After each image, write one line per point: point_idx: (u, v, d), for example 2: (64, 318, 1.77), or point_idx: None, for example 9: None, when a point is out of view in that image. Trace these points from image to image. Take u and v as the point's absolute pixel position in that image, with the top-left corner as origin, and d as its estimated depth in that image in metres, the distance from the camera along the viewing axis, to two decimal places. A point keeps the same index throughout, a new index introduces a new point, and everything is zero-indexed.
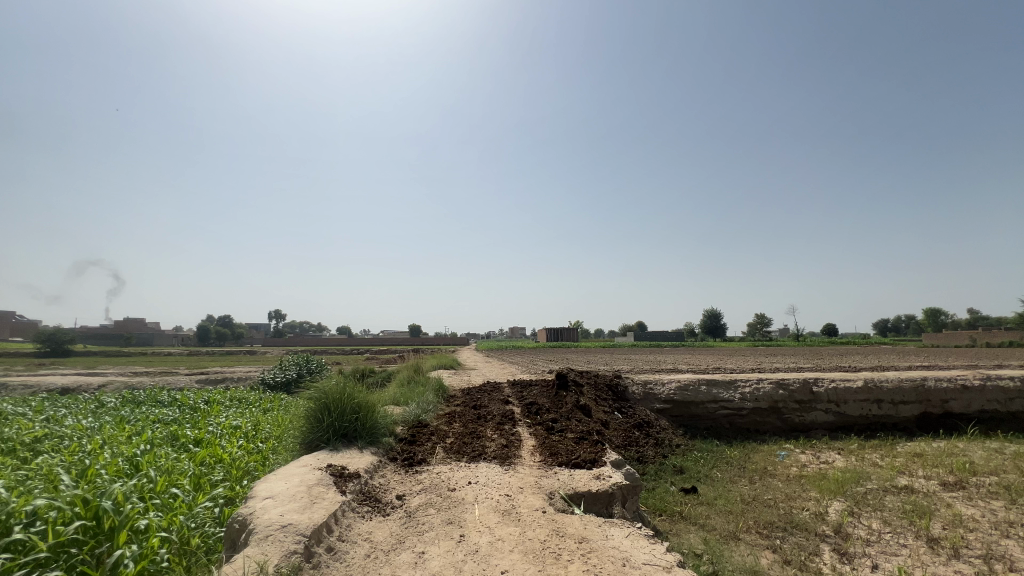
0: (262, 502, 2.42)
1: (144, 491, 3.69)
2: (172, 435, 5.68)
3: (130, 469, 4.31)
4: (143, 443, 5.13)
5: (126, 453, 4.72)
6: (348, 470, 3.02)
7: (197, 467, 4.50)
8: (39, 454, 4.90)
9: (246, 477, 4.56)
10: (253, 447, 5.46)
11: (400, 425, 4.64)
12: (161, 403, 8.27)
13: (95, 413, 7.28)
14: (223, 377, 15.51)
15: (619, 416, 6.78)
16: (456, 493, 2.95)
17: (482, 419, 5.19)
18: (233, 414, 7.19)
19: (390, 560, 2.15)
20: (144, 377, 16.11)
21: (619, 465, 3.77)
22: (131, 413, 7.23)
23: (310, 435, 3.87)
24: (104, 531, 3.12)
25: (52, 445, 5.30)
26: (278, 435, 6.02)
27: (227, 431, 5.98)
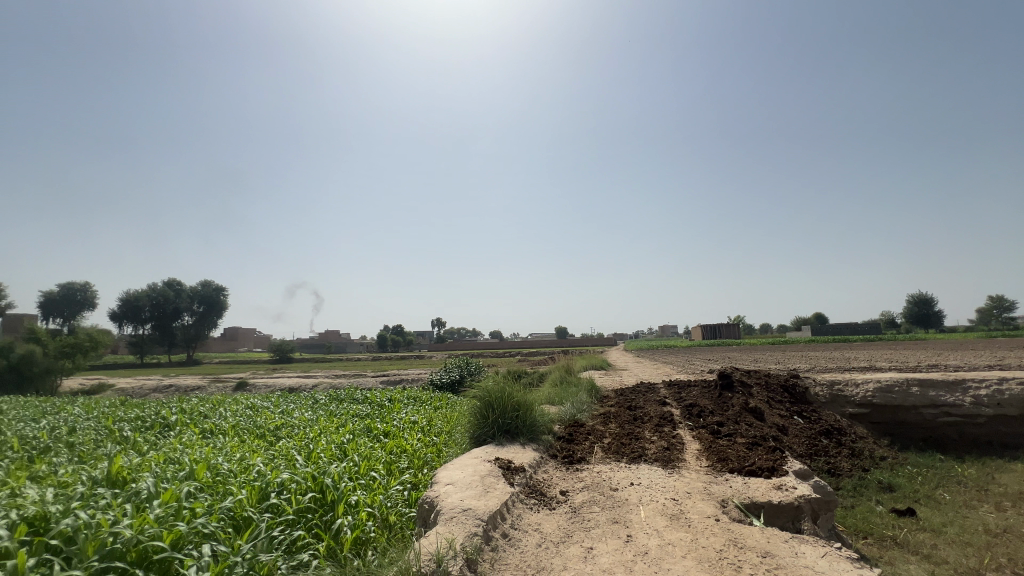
0: (445, 488, 2.72)
1: (353, 472, 4.47)
2: (368, 427, 6.76)
3: (341, 453, 5.28)
4: (347, 433, 6.22)
5: (336, 441, 5.76)
6: (514, 464, 3.22)
7: (388, 455, 5.28)
8: (281, 439, 6.29)
9: (427, 466, 5.18)
10: (430, 440, 6.17)
11: (557, 424, 4.78)
12: (358, 401, 9.91)
13: (312, 408, 9.06)
14: (401, 378, 17.92)
15: (799, 421, 5.95)
16: (619, 493, 2.93)
17: (639, 421, 5.04)
18: (411, 411, 8.24)
19: (560, 552, 2.24)
20: (343, 379, 19.51)
21: (805, 477, 3.31)
22: (337, 408, 8.81)
23: (477, 430, 4.24)
24: (328, 503, 3.86)
25: (288, 431, 6.76)
26: (449, 430, 6.71)
27: (407, 425, 6.89)
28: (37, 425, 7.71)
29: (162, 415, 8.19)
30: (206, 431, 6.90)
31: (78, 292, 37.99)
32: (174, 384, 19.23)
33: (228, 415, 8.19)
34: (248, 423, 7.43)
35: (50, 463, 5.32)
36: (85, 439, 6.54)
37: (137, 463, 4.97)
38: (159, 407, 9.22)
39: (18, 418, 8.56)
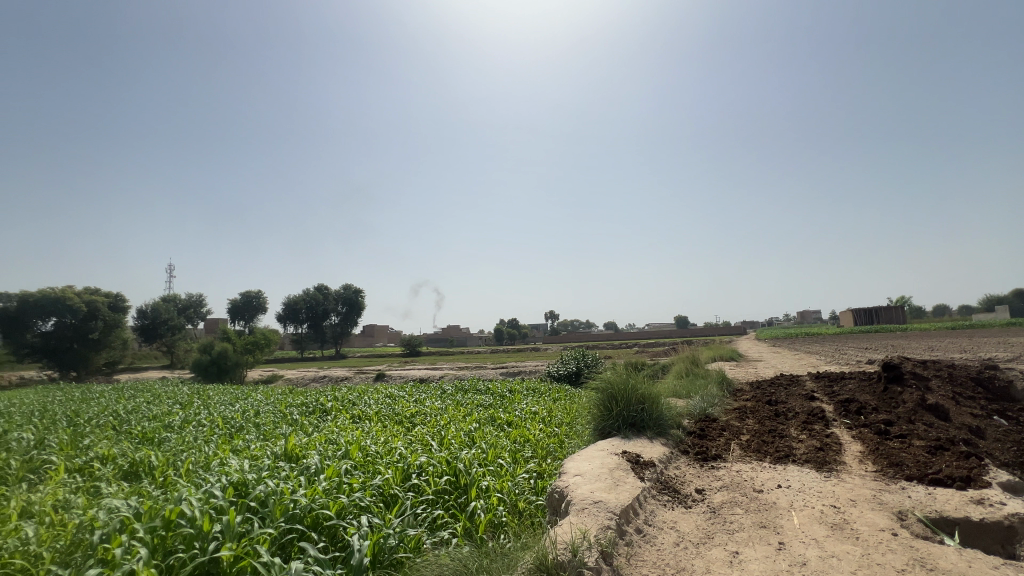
0: (574, 478, 2.73)
1: (482, 458, 4.73)
2: (492, 416, 7.11)
3: (470, 440, 5.63)
4: (474, 422, 6.61)
5: (465, 429, 6.15)
6: (643, 458, 3.12)
7: (513, 443, 5.48)
8: (416, 425, 6.90)
9: (550, 455, 5.27)
10: (552, 430, 6.27)
11: (686, 419, 4.53)
12: (481, 391, 10.46)
13: (441, 397, 9.79)
14: (519, 369, 18.51)
15: (999, 421, 4.86)
16: (765, 496, 2.67)
17: (782, 417, 4.55)
18: (531, 401, 8.46)
19: (701, 553, 2.11)
20: (466, 371, 20.75)
21: (1016, 490, 2.69)
22: (463, 398, 9.40)
23: (601, 421, 4.19)
24: (461, 486, 4.14)
25: (422, 419, 7.39)
26: (570, 421, 6.73)
27: (529, 416, 7.09)
28: (233, 408, 9.48)
29: (321, 401, 9.53)
30: (356, 416, 7.86)
31: (255, 299, 45.69)
32: (328, 375, 22.24)
33: (373, 403, 9.21)
34: (389, 410, 8.30)
35: (244, 439, 6.51)
36: (267, 420, 7.89)
37: (306, 442, 5.84)
38: (318, 395, 10.73)
39: (220, 402, 10.64)
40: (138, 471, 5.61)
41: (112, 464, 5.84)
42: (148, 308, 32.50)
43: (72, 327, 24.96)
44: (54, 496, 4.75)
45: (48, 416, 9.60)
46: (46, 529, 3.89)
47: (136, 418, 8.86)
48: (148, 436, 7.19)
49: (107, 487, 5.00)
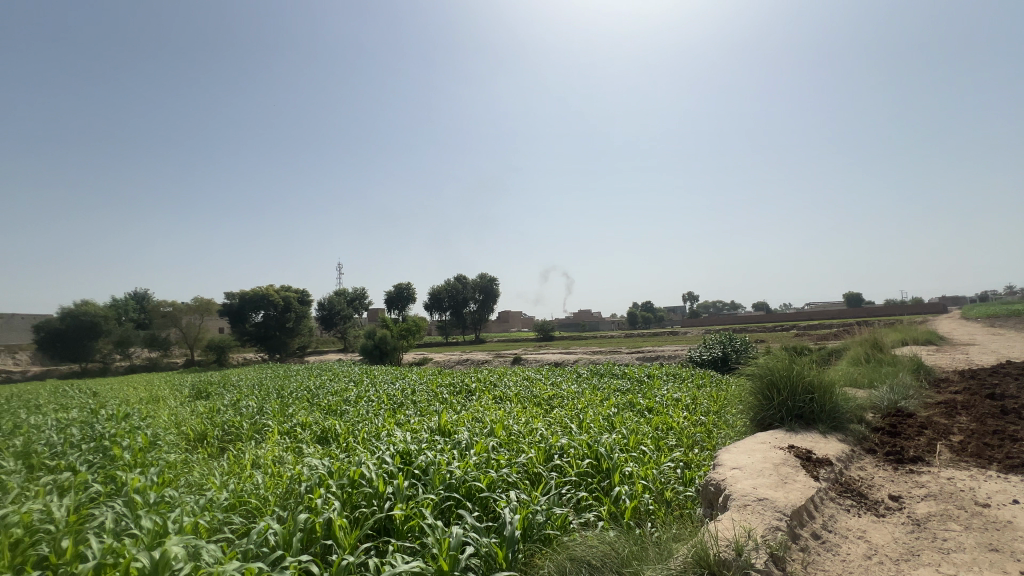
0: (731, 471, 2.52)
1: (623, 444, 4.64)
2: (631, 402, 6.93)
3: (609, 424, 5.56)
4: (613, 406, 6.53)
5: (603, 413, 6.11)
6: (816, 455, 2.74)
7: (655, 430, 5.26)
8: (554, 407, 7.07)
9: (697, 445, 4.95)
10: (698, 419, 5.88)
11: (870, 412, 3.86)
12: (618, 376, 10.27)
13: (576, 381, 9.87)
14: (658, 354, 17.76)
15: None
16: (993, 512, 2.14)
17: (1012, 415, 3.60)
18: (673, 387, 8.05)
19: (903, 573, 1.78)
20: (601, 355, 20.56)
21: None
22: (599, 383, 9.34)
23: (759, 412, 3.80)
24: (604, 470, 4.10)
25: (559, 402, 7.54)
26: (718, 410, 6.25)
27: (671, 402, 6.76)
28: (395, 387, 10.83)
29: (466, 382, 10.36)
30: (498, 397, 8.35)
31: (406, 290, 51.06)
32: (470, 358, 24.00)
33: (512, 384, 9.68)
34: (527, 392, 8.64)
35: (405, 414, 7.39)
36: (422, 398, 8.84)
37: (456, 419, 6.39)
38: (464, 376, 11.68)
39: (384, 381, 12.23)
40: (328, 437, 6.75)
41: (309, 429, 7.13)
42: (325, 301, 38.54)
43: (275, 318, 30.81)
44: (273, 452, 5.97)
45: (263, 389, 12.10)
46: (270, 478, 4.92)
47: (324, 393, 10.66)
48: (332, 408, 8.61)
49: (307, 448, 6.13)
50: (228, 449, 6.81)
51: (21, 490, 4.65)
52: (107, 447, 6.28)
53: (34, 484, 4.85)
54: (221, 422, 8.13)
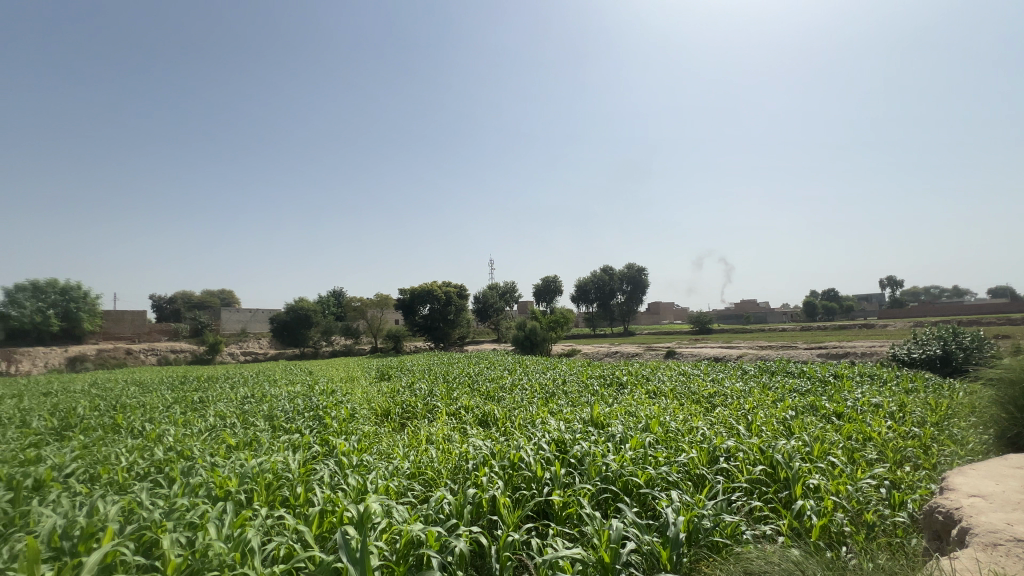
0: (967, 500, 2.01)
1: (804, 452, 4.05)
2: (813, 405, 6.02)
3: (786, 429, 4.91)
4: (789, 408, 5.74)
5: (778, 416, 5.42)
6: None
7: (847, 440, 4.47)
8: (716, 406, 6.51)
9: (909, 462, 4.06)
10: (908, 430, 4.82)
11: None
12: (794, 374, 9.02)
13: (742, 379, 8.94)
14: (846, 351, 15.08)
15: None
16: None
17: None
18: (869, 390, 6.76)
19: None
20: (770, 350, 18.30)
21: None
22: (770, 381, 8.31)
23: (1007, 429, 3.07)
24: (782, 480, 3.65)
25: (721, 400, 6.92)
26: (938, 422, 5.05)
27: (868, 408, 5.68)
28: (547, 377, 11.22)
29: (617, 375, 10.20)
30: (652, 392, 8.02)
31: (553, 283, 52.25)
32: (620, 351, 23.52)
33: (666, 379, 9.22)
34: (684, 388, 8.14)
35: (558, 403, 7.58)
36: (573, 389, 8.98)
37: (609, 411, 6.33)
38: (615, 369, 11.53)
39: (537, 371, 12.75)
40: (487, 420, 7.31)
41: (472, 412, 7.82)
42: (480, 295, 41.59)
43: (438, 311, 34.28)
44: (443, 430, 6.70)
45: (433, 374, 13.64)
46: (441, 454, 5.52)
47: (483, 379, 11.59)
48: (490, 394, 9.31)
49: (471, 429, 6.72)
50: (407, 425, 7.86)
51: (270, 444, 6.06)
52: (322, 416, 7.80)
53: (276, 441, 6.27)
54: (400, 401, 9.42)
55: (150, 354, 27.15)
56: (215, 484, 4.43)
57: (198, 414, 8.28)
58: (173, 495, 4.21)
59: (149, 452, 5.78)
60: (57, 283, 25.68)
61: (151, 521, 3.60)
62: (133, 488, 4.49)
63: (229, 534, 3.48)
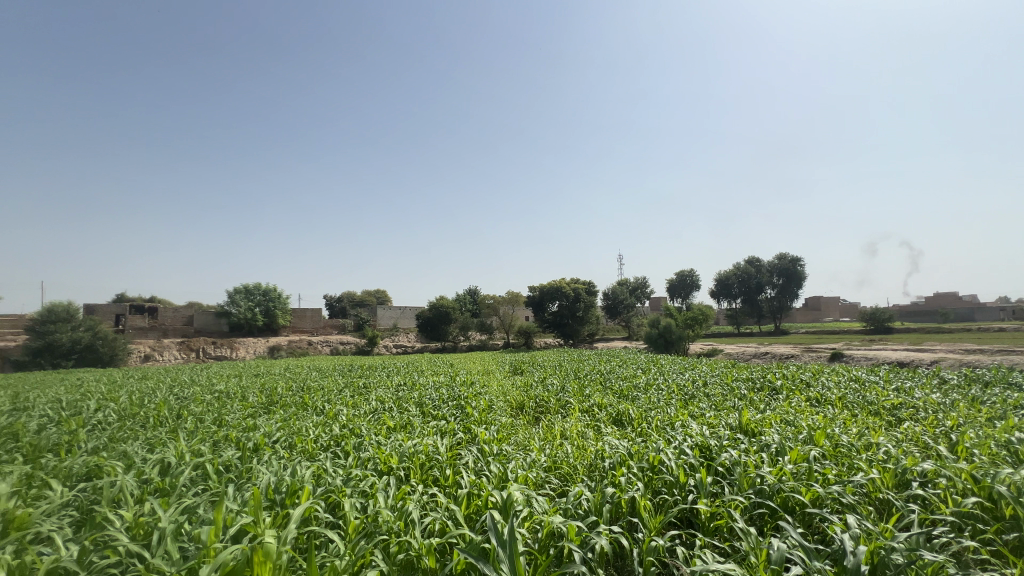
0: None
1: None
2: None
3: (1012, 456, 3.88)
4: (1015, 429, 4.53)
5: (997, 437, 4.32)
6: None
7: None
8: (904, 420, 5.43)
9: None
10: None
11: None
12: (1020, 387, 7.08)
13: (939, 389, 7.32)
14: None
15: None
16: None
17: None
18: None
19: None
20: (980, 355, 14.67)
21: None
22: (982, 393, 6.65)
23: None
24: (1007, 518, 2.90)
25: (911, 414, 5.75)
26: None
27: None
28: (684, 377, 10.55)
29: (768, 378, 9.14)
30: (813, 399, 7.02)
31: (689, 277, 48.91)
32: (771, 352, 21.02)
33: (832, 385, 7.98)
34: (856, 396, 6.95)
35: (699, 406, 7.08)
36: (716, 392, 8.30)
37: (760, 418, 5.72)
38: (765, 371, 10.34)
39: (673, 371, 12.06)
40: (622, 420, 7.15)
41: (605, 410, 7.72)
42: (610, 292, 40.76)
43: (567, 308, 34.48)
44: (577, 427, 6.73)
45: (564, 370, 13.79)
46: (577, 450, 5.56)
47: (615, 377, 11.34)
48: (624, 392, 9.08)
49: (605, 427, 6.64)
50: (541, 418, 8.07)
51: (421, 428, 6.75)
52: (464, 406, 8.42)
53: (427, 426, 6.95)
54: (534, 395, 9.72)
55: (326, 345, 32.30)
56: (380, 460, 5.08)
57: (363, 398, 9.59)
58: (349, 466, 4.94)
59: (329, 427, 6.88)
60: (262, 287, 32.02)
61: (334, 485, 4.28)
62: (320, 457, 5.38)
63: (394, 505, 3.97)
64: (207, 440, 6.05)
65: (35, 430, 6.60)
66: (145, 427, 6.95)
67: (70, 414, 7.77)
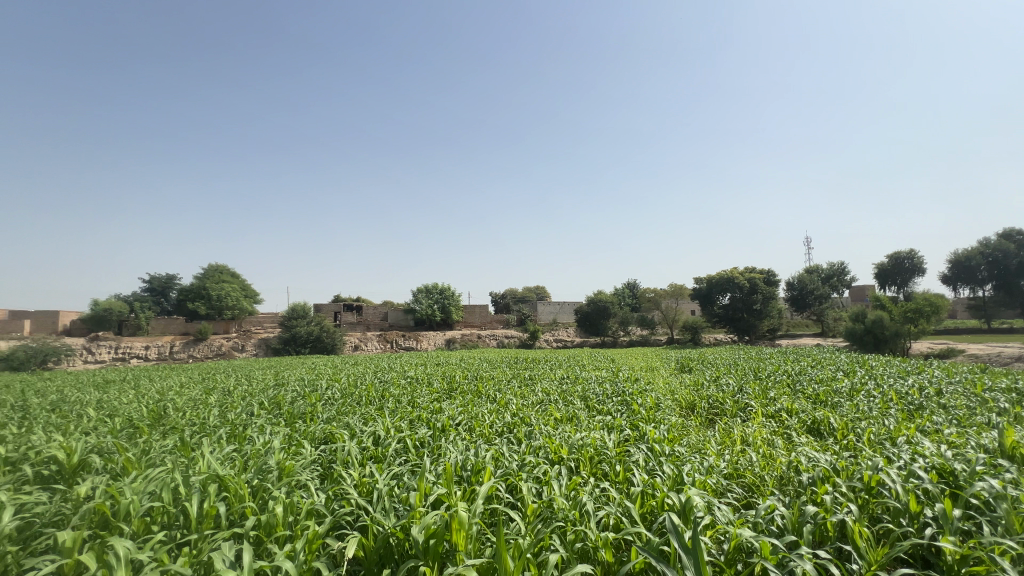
0: None
1: None
2: None
3: None
4: None
5: None
6: None
7: None
8: None
9: None
10: None
11: None
12: None
13: None
14: None
15: None
16: None
17: None
18: None
19: None
20: None
21: None
22: None
23: None
24: None
25: None
26: None
27: None
28: (906, 383, 8.56)
29: None
30: None
31: (908, 259, 39.47)
32: None
33: None
34: None
35: (932, 420, 5.66)
36: (957, 403, 6.53)
37: None
38: None
39: (889, 374, 9.88)
40: (820, 429, 6.14)
41: (796, 417, 6.73)
42: (795, 281, 35.27)
43: (741, 301, 30.98)
44: (761, 433, 6.01)
45: (741, 370, 12.45)
46: (763, 459, 4.98)
47: (807, 380, 9.80)
48: (820, 397, 7.80)
49: (798, 436, 5.79)
50: (716, 421, 7.43)
51: (588, 422, 6.82)
52: (629, 402, 8.24)
53: (593, 420, 7.00)
54: (705, 395, 8.99)
55: (493, 339, 34.98)
56: (551, 449, 5.30)
57: (530, 389, 10.12)
58: (524, 452, 5.28)
59: (502, 414, 7.45)
60: (439, 286, 36.22)
61: (512, 469, 4.61)
62: (496, 441, 5.86)
63: (567, 495, 4.09)
64: (405, 418, 7.12)
65: (290, 401, 8.64)
66: (359, 404, 8.50)
67: (310, 390, 9.94)
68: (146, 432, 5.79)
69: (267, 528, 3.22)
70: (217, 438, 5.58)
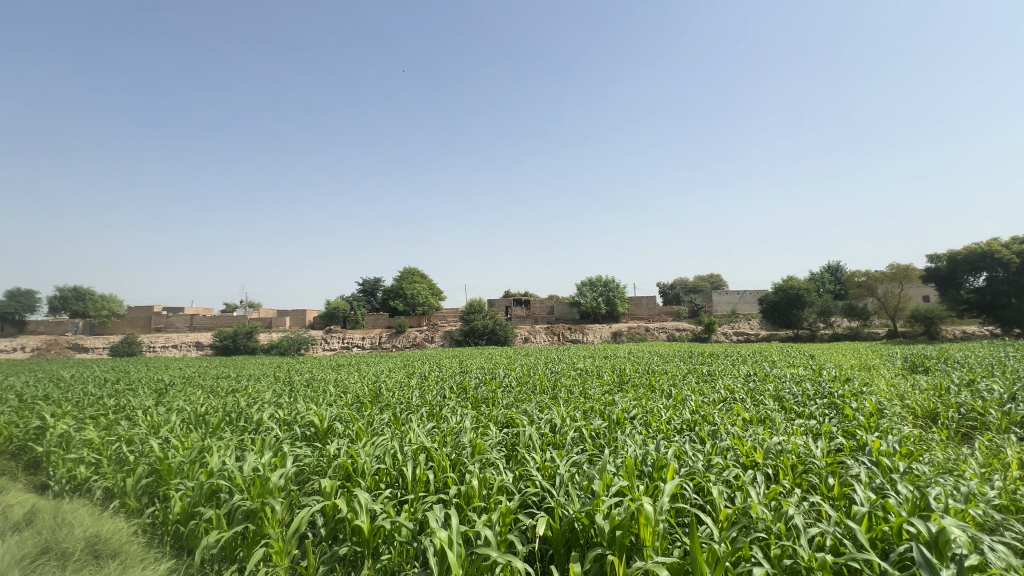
0: None
1: None
2: None
3: None
4: None
5: None
6: None
7: None
8: None
9: None
10: None
11: None
12: None
13: None
14: None
15: None
16: None
17: None
18: None
19: None
20: None
21: None
22: None
23: None
24: None
25: None
26: None
27: None
28: None
29: None
30: None
31: None
32: None
33: None
34: None
35: None
36: None
37: None
38: None
39: None
40: None
41: None
42: None
43: (1006, 281, 23.47)
44: None
45: (1012, 372, 9.34)
46: None
47: None
48: None
49: None
50: (975, 437, 5.73)
51: (785, 425, 5.97)
52: (839, 405, 6.93)
53: (792, 423, 6.09)
54: (955, 403, 7.01)
55: (662, 331, 33.26)
56: (742, 452, 4.79)
57: (709, 386, 9.32)
58: (709, 452, 4.87)
59: (680, 411, 7.02)
60: (603, 279, 35.95)
61: (698, 470, 4.29)
62: (677, 438, 5.55)
63: (766, 504, 3.64)
64: (579, 408, 7.25)
65: (474, 386, 9.59)
66: (534, 392, 8.98)
67: (490, 377, 10.86)
68: (370, 407, 7.06)
69: (466, 497, 3.63)
70: (420, 415, 6.52)
